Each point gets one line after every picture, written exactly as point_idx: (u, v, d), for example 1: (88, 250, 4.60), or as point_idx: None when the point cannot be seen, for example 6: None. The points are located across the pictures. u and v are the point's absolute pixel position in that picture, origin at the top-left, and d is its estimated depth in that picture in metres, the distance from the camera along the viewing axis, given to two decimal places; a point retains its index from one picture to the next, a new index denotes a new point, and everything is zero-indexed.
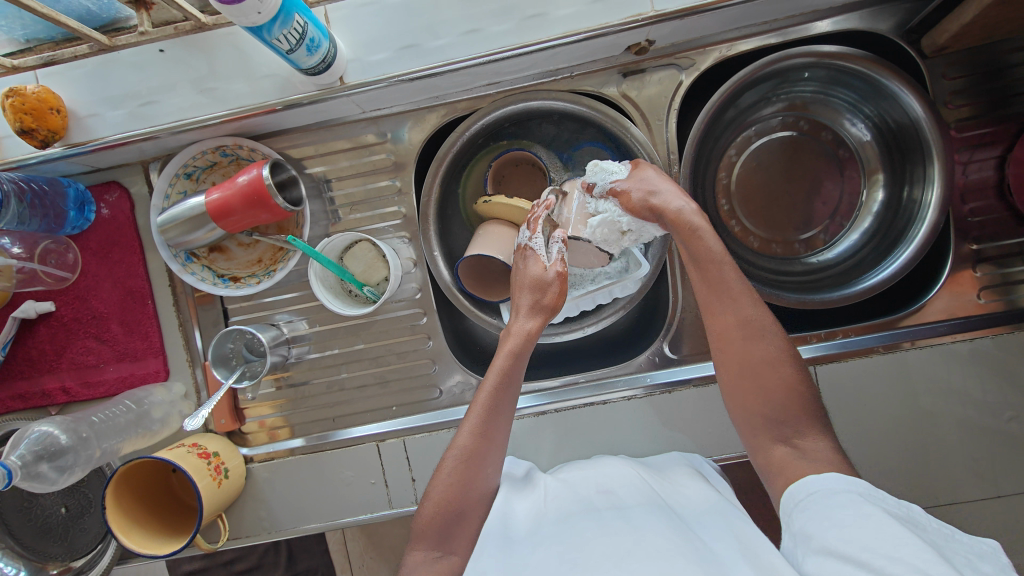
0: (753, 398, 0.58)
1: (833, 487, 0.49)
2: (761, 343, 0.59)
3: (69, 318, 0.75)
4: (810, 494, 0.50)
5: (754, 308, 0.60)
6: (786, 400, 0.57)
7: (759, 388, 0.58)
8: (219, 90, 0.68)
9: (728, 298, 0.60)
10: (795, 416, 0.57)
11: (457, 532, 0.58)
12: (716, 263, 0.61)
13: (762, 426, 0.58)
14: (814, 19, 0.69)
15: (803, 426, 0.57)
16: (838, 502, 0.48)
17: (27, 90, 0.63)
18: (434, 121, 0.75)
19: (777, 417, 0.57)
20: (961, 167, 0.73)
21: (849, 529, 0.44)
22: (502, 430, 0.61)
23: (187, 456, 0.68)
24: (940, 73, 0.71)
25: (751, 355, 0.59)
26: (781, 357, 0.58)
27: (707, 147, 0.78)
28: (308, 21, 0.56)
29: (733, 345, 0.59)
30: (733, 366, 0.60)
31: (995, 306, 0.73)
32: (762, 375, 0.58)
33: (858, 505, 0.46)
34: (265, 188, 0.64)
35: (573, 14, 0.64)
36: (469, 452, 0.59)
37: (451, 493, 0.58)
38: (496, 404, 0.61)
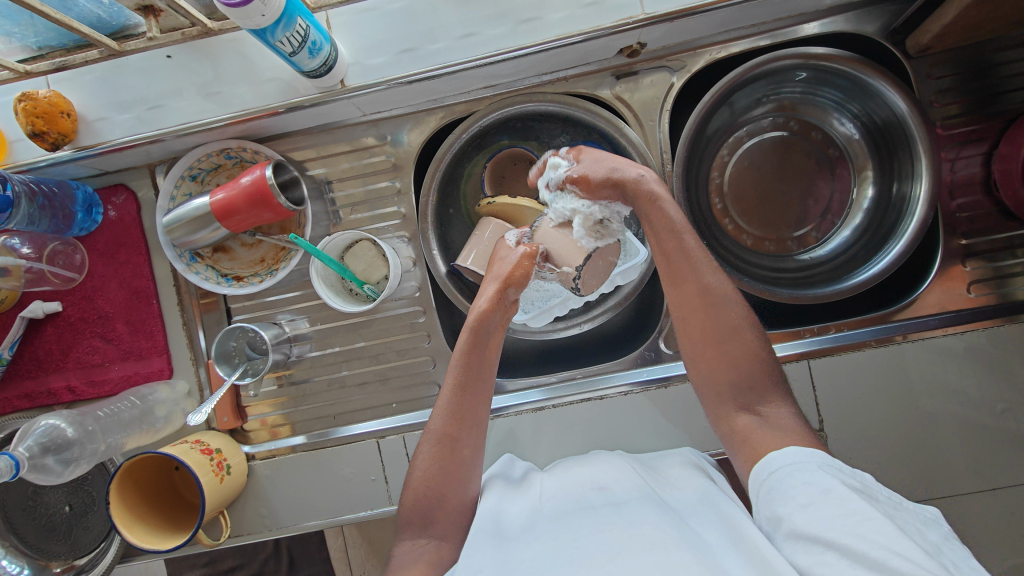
0: (719, 367, 0.60)
1: (793, 462, 0.51)
2: (723, 311, 0.60)
3: (76, 318, 0.77)
4: (772, 471, 0.52)
5: (717, 279, 0.61)
6: (749, 367, 0.59)
7: (723, 353, 0.60)
8: (224, 94, 0.70)
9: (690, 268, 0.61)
10: (758, 384, 0.59)
11: (438, 518, 0.59)
12: (676, 236, 0.61)
13: (727, 393, 0.59)
14: (801, 22, 0.71)
15: (765, 396, 0.58)
16: (800, 476, 0.49)
17: (39, 95, 0.65)
18: (433, 123, 0.77)
19: (744, 385, 0.59)
20: (949, 164, 0.75)
21: (814, 509, 0.46)
22: (476, 414, 0.63)
23: (190, 451, 0.69)
24: (925, 73, 0.73)
25: (713, 322, 0.60)
26: (743, 325, 0.60)
27: (699, 147, 0.79)
28: (310, 25, 0.58)
29: (695, 313, 0.61)
30: (696, 334, 0.61)
31: (986, 300, 0.74)
32: (729, 343, 0.60)
33: (817, 480, 0.48)
34: (268, 187, 0.66)
35: (566, 18, 0.67)
36: (444, 433, 0.61)
37: (428, 477, 0.60)
38: (467, 386, 0.63)
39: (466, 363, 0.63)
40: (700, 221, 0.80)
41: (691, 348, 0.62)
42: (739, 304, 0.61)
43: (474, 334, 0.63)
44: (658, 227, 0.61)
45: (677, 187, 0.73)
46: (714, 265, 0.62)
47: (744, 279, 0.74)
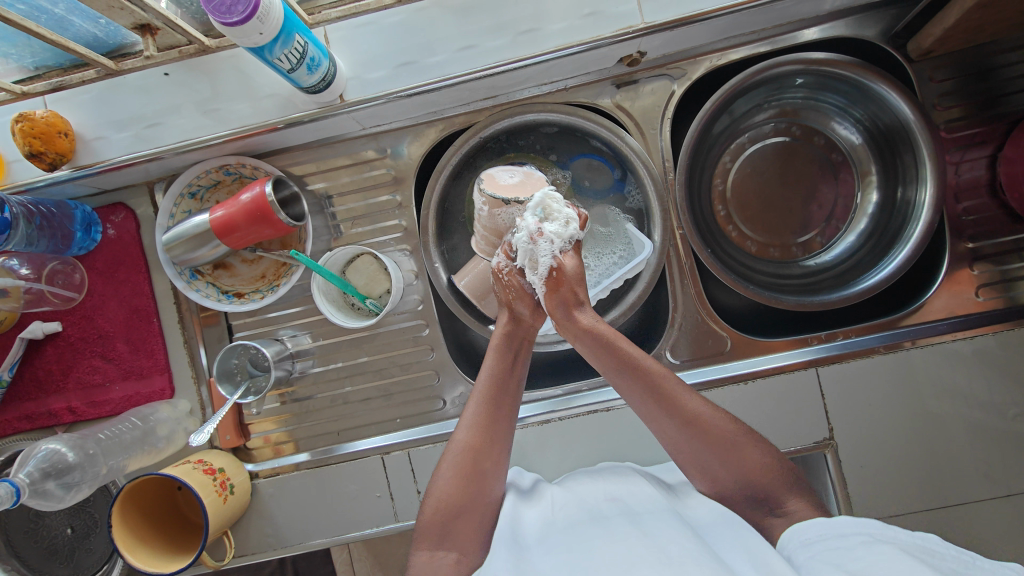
0: (724, 488, 0.58)
1: (844, 529, 0.49)
2: (707, 432, 0.57)
3: (76, 338, 0.76)
4: (819, 535, 0.50)
5: (696, 402, 0.58)
6: (752, 472, 0.57)
7: (719, 462, 0.57)
8: (222, 110, 0.69)
9: (671, 409, 0.58)
10: (769, 487, 0.57)
11: (458, 529, 0.58)
12: (644, 373, 0.59)
13: (747, 507, 0.58)
14: (802, 27, 0.71)
15: (780, 493, 0.56)
16: (847, 542, 0.47)
17: (36, 115, 0.65)
18: (433, 135, 0.77)
19: (757, 493, 0.57)
20: (953, 167, 0.74)
21: (857, 557, 0.44)
22: (502, 427, 0.61)
23: (193, 471, 0.68)
24: (927, 76, 0.73)
25: (702, 448, 0.58)
26: (741, 438, 0.58)
27: (702, 154, 0.79)
28: (308, 41, 0.58)
29: (689, 451, 0.58)
30: (684, 456, 0.59)
31: (994, 304, 0.74)
32: (726, 465, 0.57)
33: (870, 542, 0.46)
34: (268, 204, 0.65)
35: (566, 28, 0.66)
36: (472, 444, 0.59)
37: (453, 492, 0.59)
38: (495, 394, 0.61)
39: (494, 372, 0.62)
40: (704, 228, 0.80)
41: (710, 477, 0.58)
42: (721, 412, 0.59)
43: (500, 347, 0.63)
44: (622, 369, 0.59)
45: (679, 197, 0.73)
46: (691, 393, 0.59)
47: (750, 287, 0.73)
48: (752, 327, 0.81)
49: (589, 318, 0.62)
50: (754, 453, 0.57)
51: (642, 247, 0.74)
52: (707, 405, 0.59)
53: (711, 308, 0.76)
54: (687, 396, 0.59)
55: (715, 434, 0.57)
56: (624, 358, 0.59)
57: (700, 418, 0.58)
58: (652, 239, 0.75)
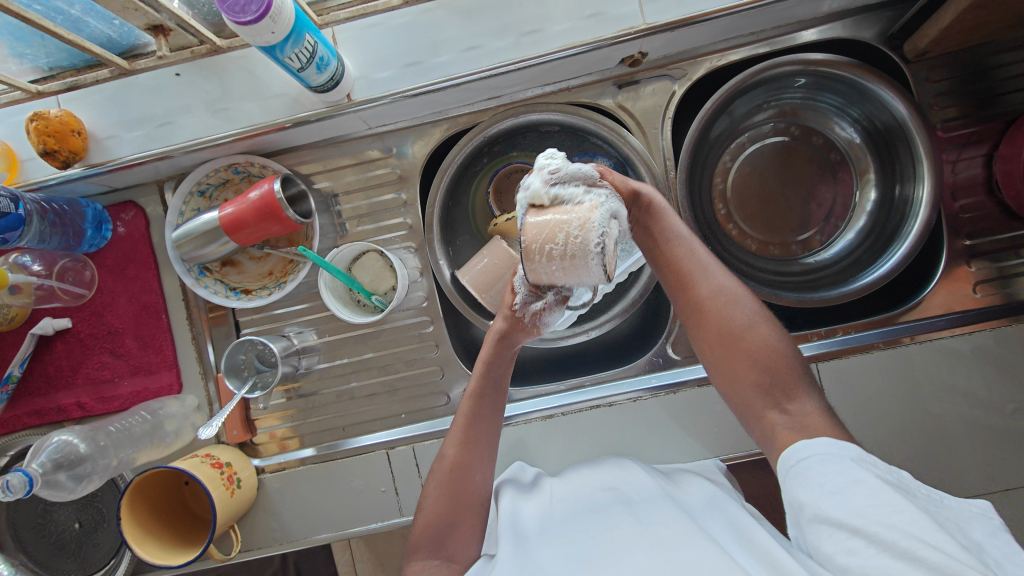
0: (736, 368, 0.58)
1: (827, 451, 0.50)
2: (729, 312, 0.60)
3: (85, 334, 0.78)
4: (804, 459, 0.51)
5: (727, 280, 0.61)
6: (769, 360, 0.58)
7: (728, 346, 0.59)
8: (232, 110, 0.71)
9: (695, 281, 0.61)
10: (779, 376, 0.57)
11: (451, 539, 0.59)
12: (677, 237, 0.62)
13: (753, 390, 0.58)
14: (800, 28, 0.72)
15: (787, 386, 0.57)
16: (834, 469, 0.49)
17: (51, 114, 0.66)
18: (437, 135, 0.78)
19: (767, 381, 0.57)
20: (950, 166, 0.75)
21: (848, 495, 0.46)
22: (485, 441, 0.63)
23: (201, 465, 0.69)
24: (924, 77, 0.74)
25: (719, 320, 0.59)
26: (756, 327, 0.59)
27: (702, 153, 0.80)
28: (317, 41, 0.59)
29: (704, 317, 0.60)
30: (704, 336, 0.61)
31: (992, 300, 0.75)
32: (737, 347, 0.59)
33: (851, 472, 0.48)
34: (276, 201, 0.67)
35: (570, 29, 0.68)
36: (455, 460, 0.61)
37: (445, 500, 0.60)
38: (480, 410, 0.63)
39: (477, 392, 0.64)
40: (705, 227, 0.81)
41: (716, 346, 0.60)
42: (751, 301, 0.61)
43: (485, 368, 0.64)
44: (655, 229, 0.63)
45: (681, 194, 0.74)
46: (722, 271, 0.62)
47: (750, 283, 0.74)
48: None
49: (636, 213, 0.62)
50: (763, 339, 0.59)
51: None
52: (743, 291, 0.61)
53: None
54: (719, 274, 0.61)
55: (732, 313, 0.60)
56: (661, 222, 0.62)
57: (722, 292, 0.60)
58: None
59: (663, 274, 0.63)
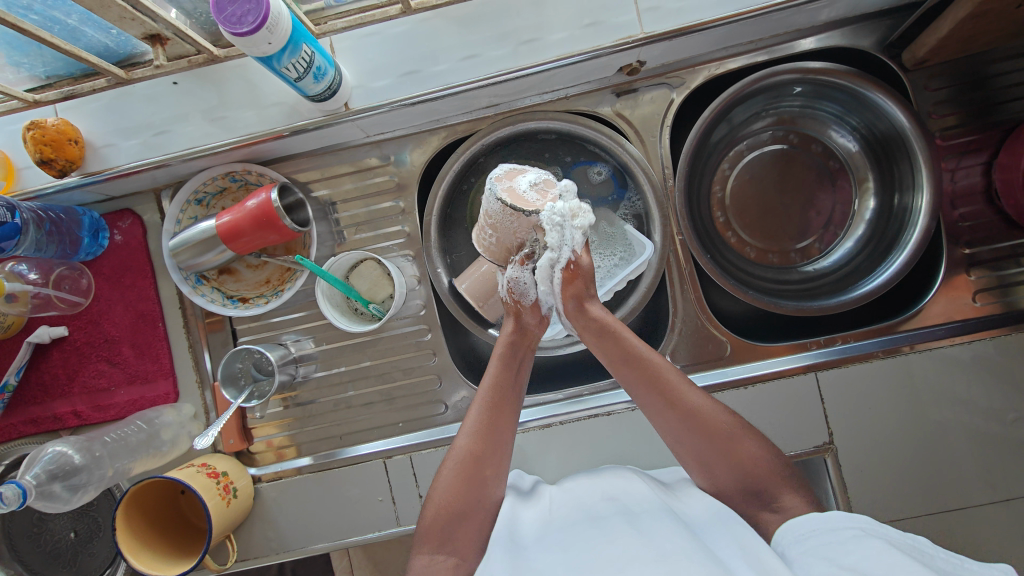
0: (721, 479, 0.59)
1: (834, 523, 0.51)
2: (709, 432, 0.58)
3: (82, 343, 0.77)
4: (812, 531, 0.52)
5: (699, 396, 0.59)
6: (752, 465, 0.58)
7: (715, 461, 0.58)
8: (229, 119, 0.70)
9: (672, 404, 0.59)
10: (765, 482, 0.58)
11: (460, 531, 0.59)
12: (649, 368, 0.59)
13: (742, 495, 0.58)
14: (798, 37, 0.72)
15: (775, 488, 0.57)
16: (840, 535, 0.49)
17: (48, 123, 0.66)
18: (435, 143, 0.78)
19: (753, 487, 0.58)
20: (949, 174, 0.75)
21: (853, 554, 0.46)
22: (503, 435, 0.61)
23: (197, 475, 0.69)
24: (923, 85, 0.74)
25: (701, 440, 0.58)
26: (737, 433, 0.59)
27: (700, 161, 0.80)
28: (315, 51, 0.59)
29: (687, 442, 0.59)
30: (684, 448, 0.60)
31: (992, 309, 0.74)
32: (723, 459, 0.58)
33: (859, 538, 0.48)
34: (273, 210, 0.67)
35: (568, 38, 0.67)
36: (472, 452, 0.60)
37: (455, 496, 0.59)
38: (496, 405, 0.61)
39: (495, 382, 0.62)
40: (703, 235, 0.81)
41: (701, 463, 0.59)
42: (725, 411, 0.60)
43: (503, 358, 0.63)
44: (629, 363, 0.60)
45: (679, 202, 0.74)
46: (693, 386, 0.60)
47: (749, 292, 0.74)
48: (751, 332, 0.82)
49: (599, 310, 0.61)
50: (748, 447, 0.58)
51: (644, 249, 0.74)
52: (715, 408, 0.59)
53: (711, 313, 0.77)
54: (691, 393, 0.59)
55: (712, 427, 0.58)
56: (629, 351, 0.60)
57: (700, 411, 0.58)
58: (652, 240, 0.75)
59: (636, 395, 0.60)
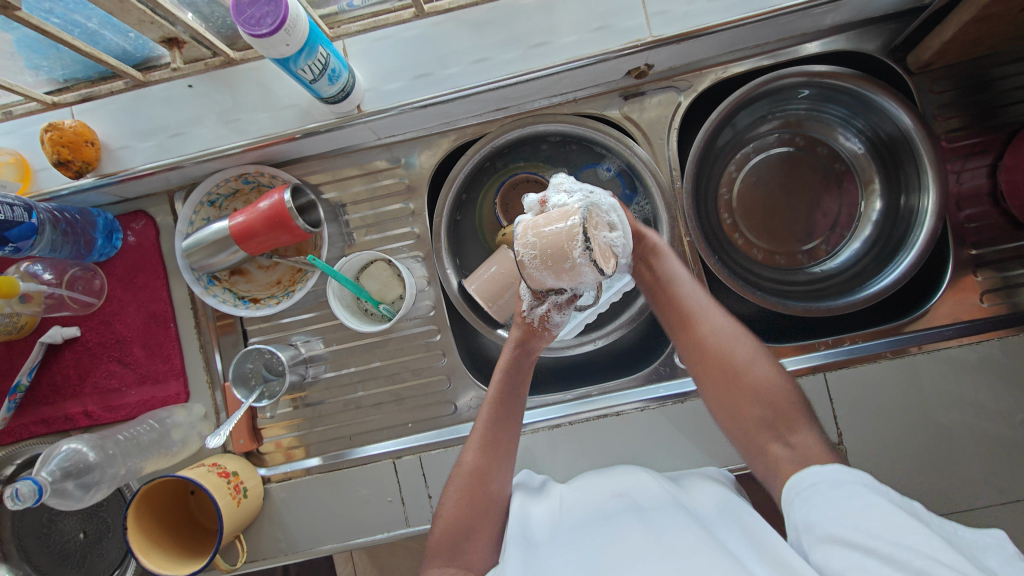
0: (735, 405, 0.60)
1: (837, 479, 0.51)
2: (727, 351, 0.61)
3: (94, 343, 0.78)
4: (814, 485, 0.52)
5: (723, 318, 0.64)
6: (766, 389, 0.59)
7: (732, 382, 0.60)
8: (242, 121, 0.71)
9: (694, 318, 0.63)
10: (780, 409, 0.59)
11: (467, 546, 0.59)
12: (673, 285, 0.65)
13: (755, 424, 0.59)
14: (804, 41, 0.73)
15: (787, 419, 0.58)
16: (846, 493, 0.49)
17: (65, 125, 0.67)
18: (445, 145, 0.79)
19: (769, 417, 0.59)
20: (955, 176, 0.76)
21: (855, 514, 0.47)
22: (506, 446, 0.63)
23: (208, 474, 0.69)
24: (927, 88, 0.75)
25: (718, 363, 0.61)
26: (752, 358, 0.61)
27: (707, 164, 0.81)
28: (330, 53, 0.60)
29: (704, 359, 0.62)
30: (701, 370, 0.62)
31: (999, 310, 0.75)
32: (739, 381, 0.60)
33: (864, 498, 0.48)
34: (287, 210, 0.67)
35: (577, 42, 0.68)
36: (475, 467, 0.61)
37: (458, 511, 0.60)
38: (500, 421, 0.63)
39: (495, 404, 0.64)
40: (710, 236, 0.81)
41: (720, 381, 0.61)
42: (748, 338, 0.63)
43: (507, 372, 0.64)
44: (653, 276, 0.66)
45: (687, 205, 0.75)
46: (718, 311, 0.64)
47: (757, 293, 0.74)
48: (760, 333, 0.82)
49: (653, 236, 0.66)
50: (763, 372, 0.60)
51: None
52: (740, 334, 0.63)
53: None
54: (715, 315, 0.64)
55: (731, 346, 0.62)
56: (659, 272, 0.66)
57: (720, 330, 0.63)
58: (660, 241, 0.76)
59: (661, 313, 0.66)
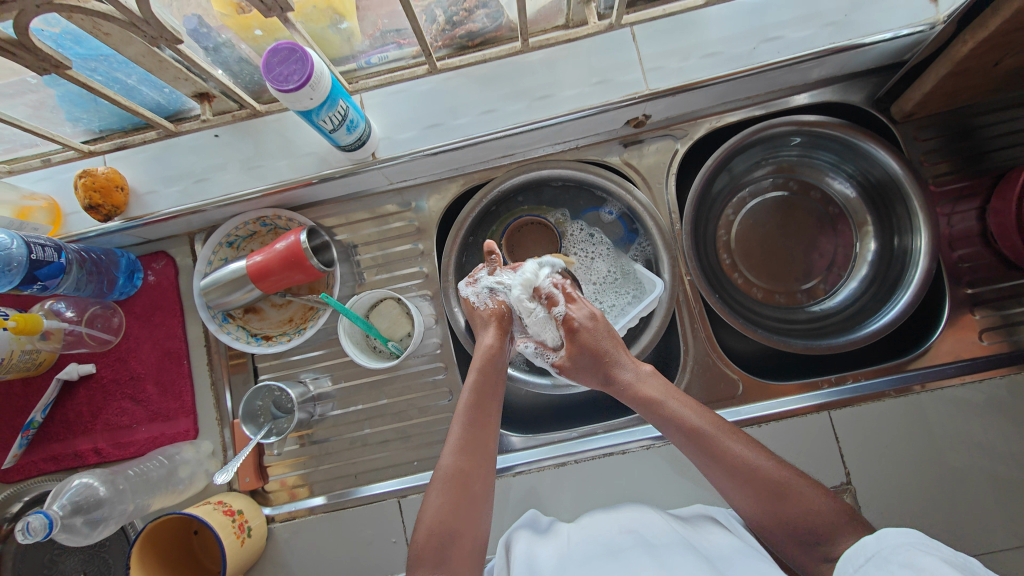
0: (781, 533, 0.57)
1: (891, 543, 0.49)
2: (764, 479, 0.58)
3: (108, 380, 0.80)
4: (869, 557, 0.50)
5: (742, 447, 0.60)
6: (809, 515, 0.56)
7: (772, 511, 0.57)
8: (263, 168, 0.76)
9: (717, 456, 0.60)
10: (823, 526, 0.55)
11: (453, 552, 0.58)
12: (689, 429, 0.62)
13: (795, 543, 0.57)
14: (793, 93, 0.78)
15: (835, 533, 0.55)
16: (899, 558, 0.47)
17: (98, 171, 0.71)
18: (454, 190, 0.83)
19: (812, 536, 0.56)
20: (945, 218, 0.78)
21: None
22: (485, 449, 0.64)
23: (214, 512, 0.69)
24: (912, 136, 0.79)
25: (754, 495, 0.58)
26: (790, 480, 0.58)
27: (705, 206, 0.84)
28: (349, 106, 0.64)
29: (740, 492, 0.59)
30: (740, 502, 0.59)
31: (998, 348, 0.76)
32: (781, 509, 0.57)
33: (916, 558, 0.46)
34: (302, 251, 0.71)
35: (578, 94, 0.73)
36: (454, 467, 0.61)
37: (439, 511, 0.59)
38: (476, 417, 0.64)
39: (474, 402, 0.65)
40: (710, 275, 0.84)
41: (762, 511, 0.58)
42: (779, 464, 0.59)
43: (483, 371, 0.67)
44: (666, 422, 0.63)
45: (687, 245, 0.78)
46: (740, 440, 0.61)
47: (758, 331, 0.76)
48: (762, 371, 0.83)
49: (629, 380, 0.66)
50: (806, 496, 0.57)
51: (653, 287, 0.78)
52: (771, 460, 0.59)
53: (721, 351, 0.79)
54: (734, 444, 0.60)
55: (760, 478, 0.58)
56: (668, 412, 0.63)
57: (748, 462, 0.59)
58: (662, 278, 0.79)
59: (684, 447, 0.63)
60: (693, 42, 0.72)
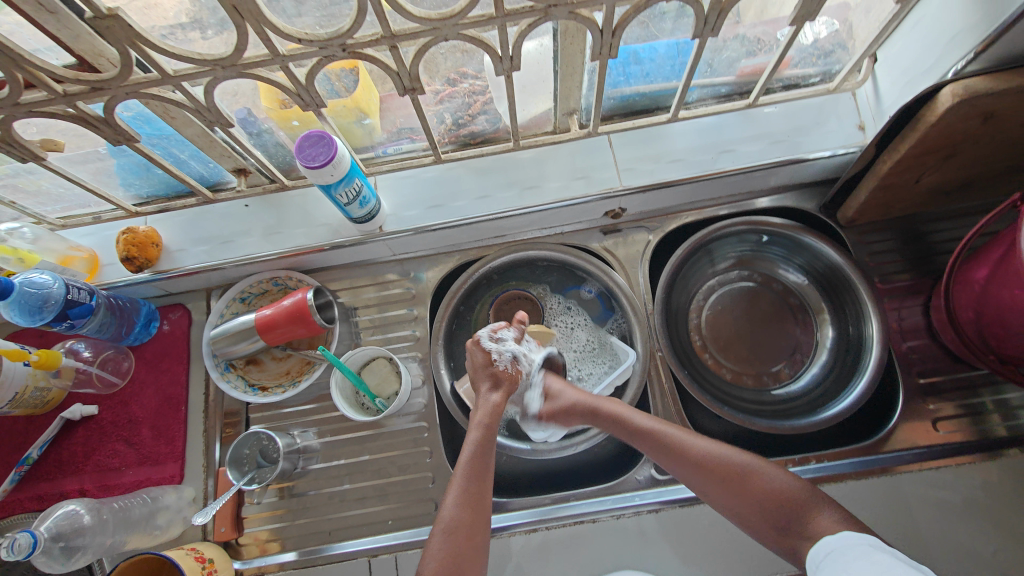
0: (753, 517, 0.65)
1: (848, 542, 0.58)
2: (723, 467, 0.67)
3: (107, 422, 0.84)
4: (828, 551, 0.58)
5: (697, 442, 0.69)
6: (773, 494, 0.65)
7: (739, 496, 0.66)
8: (283, 234, 0.86)
9: (680, 456, 0.68)
10: (791, 509, 0.64)
11: None
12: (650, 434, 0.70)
13: (770, 529, 0.65)
14: (750, 198, 0.90)
15: (802, 513, 0.63)
16: (855, 552, 0.56)
17: (139, 230, 0.82)
18: (450, 264, 0.92)
19: (781, 520, 0.64)
20: (896, 312, 0.85)
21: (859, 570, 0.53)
22: (484, 496, 0.67)
23: (186, 557, 0.70)
24: (857, 238, 0.89)
25: (722, 485, 0.66)
26: (746, 466, 0.67)
27: (676, 291, 0.92)
28: (363, 185, 0.75)
29: (707, 484, 0.67)
30: (710, 494, 0.67)
31: (954, 437, 0.79)
32: (747, 495, 0.65)
33: (868, 553, 0.55)
34: (307, 307, 0.78)
35: (562, 187, 0.85)
36: (457, 516, 0.64)
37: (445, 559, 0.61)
38: (477, 472, 0.67)
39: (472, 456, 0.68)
40: (680, 350, 0.90)
41: (732, 498, 0.66)
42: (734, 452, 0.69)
43: (486, 424, 0.71)
44: (638, 435, 0.71)
45: (657, 323, 0.85)
46: (694, 436, 0.70)
47: (724, 407, 0.81)
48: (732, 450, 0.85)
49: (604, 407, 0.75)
50: (767, 479, 0.66)
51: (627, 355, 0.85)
52: (726, 450, 0.68)
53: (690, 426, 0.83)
54: (690, 439, 0.70)
55: (720, 465, 0.67)
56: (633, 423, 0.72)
57: (706, 453, 0.68)
58: (635, 349, 0.86)
59: (651, 456, 0.71)
60: (661, 150, 0.85)
